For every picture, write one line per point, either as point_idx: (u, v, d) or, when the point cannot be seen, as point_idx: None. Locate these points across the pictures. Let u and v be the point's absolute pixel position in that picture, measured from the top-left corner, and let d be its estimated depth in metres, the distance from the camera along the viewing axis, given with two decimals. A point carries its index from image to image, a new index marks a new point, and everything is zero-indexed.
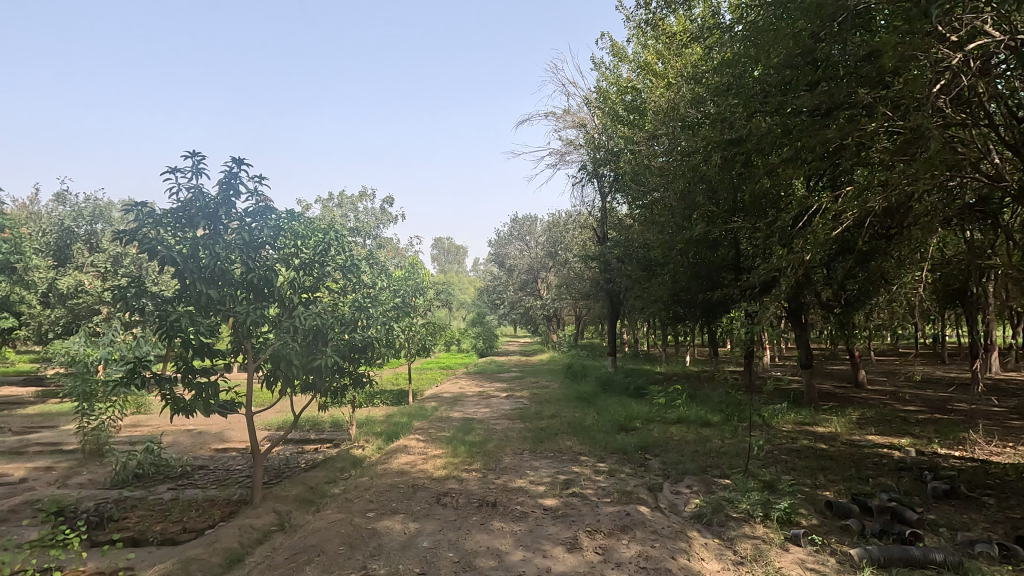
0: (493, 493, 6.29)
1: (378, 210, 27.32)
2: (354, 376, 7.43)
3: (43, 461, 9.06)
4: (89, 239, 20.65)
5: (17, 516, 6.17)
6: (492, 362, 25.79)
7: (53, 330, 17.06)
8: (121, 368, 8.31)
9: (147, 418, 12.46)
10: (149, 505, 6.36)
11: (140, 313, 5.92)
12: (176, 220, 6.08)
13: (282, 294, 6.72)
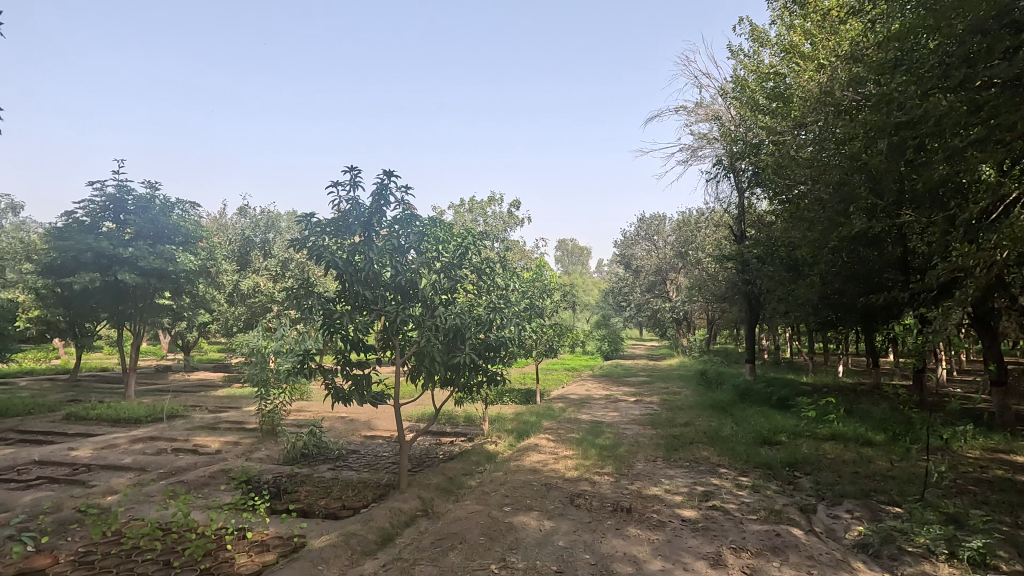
0: (627, 499, 6.17)
1: (505, 214, 28.19)
2: (490, 374, 7.61)
3: (232, 436, 10.64)
4: (264, 247, 23.92)
5: (215, 481, 7.32)
6: (618, 366, 25.35)
7: (237, 325, 20.07)
8: (291, 359, 9.48)
9: (310, 405, 14.07)
10: (315, 481, 7.18)
11: (309, 311, 6.75)
12: (337, 229, 6.83)
13: (425, 295, 7.19)
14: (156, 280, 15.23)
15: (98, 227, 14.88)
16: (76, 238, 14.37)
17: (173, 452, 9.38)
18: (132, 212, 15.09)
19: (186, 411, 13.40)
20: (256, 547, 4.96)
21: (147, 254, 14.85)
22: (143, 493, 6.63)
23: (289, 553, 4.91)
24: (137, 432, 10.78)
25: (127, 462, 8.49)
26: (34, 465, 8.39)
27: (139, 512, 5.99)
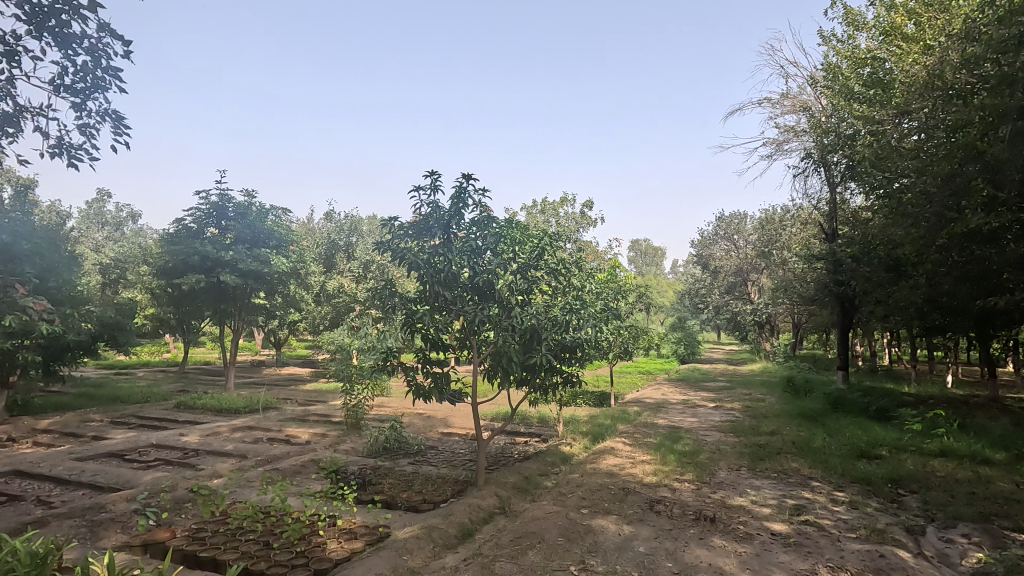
0: (710, 507, 5.94)
1: (578, 214, 28.00)
2: (565, 375, 7.58)
3: (320, 428, 11.28)
4: (347, 250, 25.19)
5: (307, 469, 7.80)
6: (695, 370, 24.46)
7: (323, 323, 21.31)
8: (374, 357, 9.92)
9: (390, 401, 14.65)
10: (397, 474, 7.47)
11: (392, 311, 7.01)
12: (418, 231, 7.06)
13: (502, 296, 7.27)
14: (253, 281, 16.44)
15: (203, 233, 16.27)
16: (185, 243, 15.81)
17: (269, 441, 10.08)
18: (232, 218, 16.39)
19: (279, 404, 14.36)
20: (346, 534, 5.22)
21: (245, 257, 16.06)
22: (244, 477, 7.17)
23: (375, 541, 5.13)
24: (237, 422, 11.69)
25: (229, 448, 9.22)
26: (153, 448, 9.30)
27: (241, 495, 6.49)
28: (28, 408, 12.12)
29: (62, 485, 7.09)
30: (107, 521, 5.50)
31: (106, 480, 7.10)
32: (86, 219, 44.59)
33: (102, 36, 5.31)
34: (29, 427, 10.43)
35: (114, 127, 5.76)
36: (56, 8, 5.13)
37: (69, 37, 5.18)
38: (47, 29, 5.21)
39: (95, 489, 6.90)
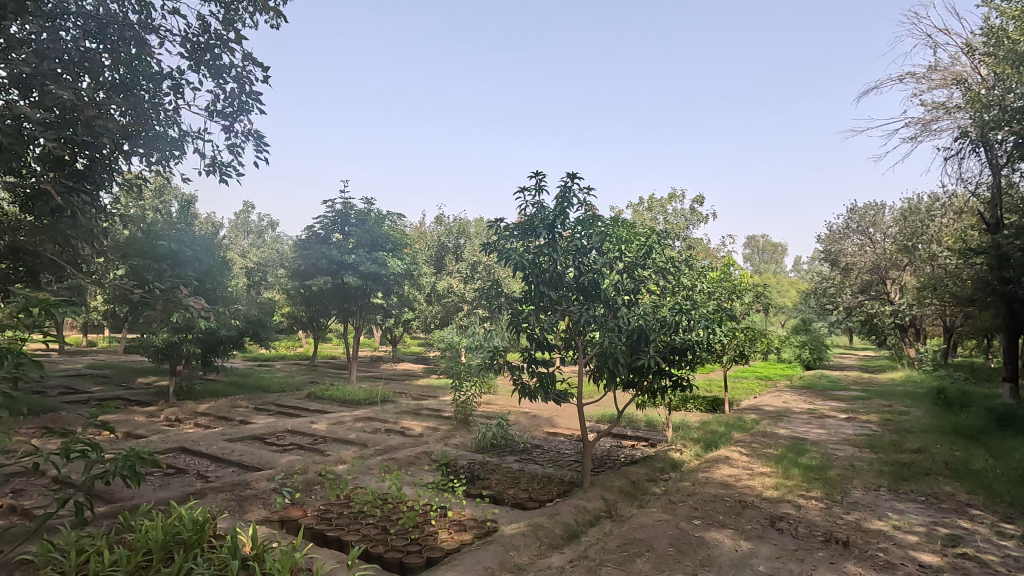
0: (842, 530, 5.39)
1: (687, 210, 26.78)
2: (675, 379, 7.25)
3: (432, 422, 11.82)
4: (456, 252, 26.14)
5: (420, 461, 8.20)
6: (823, 377, 22.33)
7: (434, 322, 22.32)
8: (482, 355, 10.20)
9: (497, 399, 14.99)
10: (504, 471, 7.61)
11: (498, 310, 7.14)
12: (523, 232, 7.16)
13: (608, 296, 7.13)
14: (372, 282, 17.67)
15: (329, 238, 17.76)
16: (314, 248, 17.36)
17: (386, 432, 10.75)
18: (354, 224, 17.75)
19: (395, 397, 15.27)
20: (455, 526, 5.40)
21: (365, 261, 17.31)
22: (365, 465, 7.71)
23: (483, 535, 5.26)
24: (359, 413, 12.60)
25: (352, 437, 9.97)
26: (288, 433, 10.30)
27: (362, 482, 6.97)
28: (191, 393, 13.99)
29: (216, 462, 8.09)
30: (251, 497, 6.17)
31: (250, 460, 7.98)
32: (236, 228, 50.56)
33: (247, 65, 6.05)
34: (192, 409, 12.03)
35: (255, 144, 6.53)
36: (212, 43, 5.93)
37: (221, 67, 5.94)
38: (204, 63, 6.04)
39: (242, 467, 7.78)
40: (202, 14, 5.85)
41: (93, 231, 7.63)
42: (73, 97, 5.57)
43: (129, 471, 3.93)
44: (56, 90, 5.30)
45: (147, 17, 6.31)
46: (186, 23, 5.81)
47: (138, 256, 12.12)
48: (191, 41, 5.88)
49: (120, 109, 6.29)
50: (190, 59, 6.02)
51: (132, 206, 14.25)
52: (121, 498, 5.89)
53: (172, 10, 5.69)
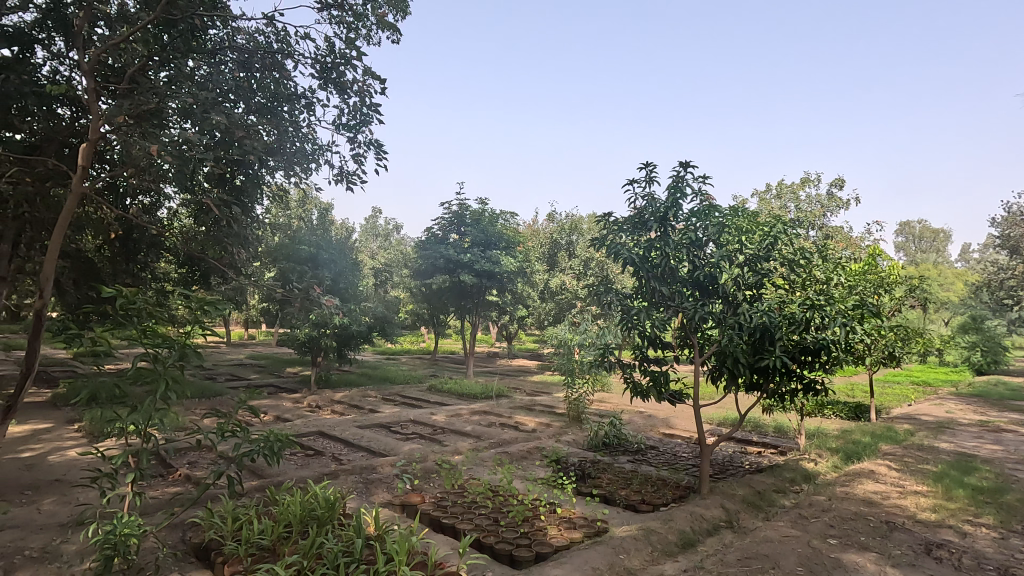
0: (1021, 566, 4.55)
1: (823, 196, 24.27)
2: (805, 382, 6.56)
3: (545, 418, 11.91)
4: (569, 248, 26.01)
5: (532, 456, 8.30)
6: (999, 384, 19.05)
7: (548, 318, 22.41)
8: (593, 353, 10.07)
9: (610, 397, 14.72)
10: (616, 471, 7.44)
11: (608, 307, 6.98)
12: (634, 226, 6.92)
13: (727, 291, 6.64)
14: (486, 280, 18.23)
15: (447, 238, 18.59)
16: (433, 248, 18.29)
17: (500, 426, 11.03)
18: (469, 225, 18.43)
19: (509, 392, 15.62)
20: (564, 523, 5.37)
21: (480, 259, 17.92)
22: (479, 457, 7.97)
23: (592, 534, 5.17)
24: (475, 406, 13.06)
25: (468, 429, 10.35)
26: (410, 423, 10.96)
27: (476, 472, 7.22)
28: (329, 382, 15.44)
29: (348, 447, 8.84)
30: (376, 480, 6.65)
31: (377, 446, 8.61)
32: (366, 232, 54.93)
33: (367, 79, 6.49)
34: (329, 397, 13.28)
35: (375, 152, 7.05)
36: (337, 61, 6.47)
37: (345, 83, 6.47)
38: (331, 81, 6.59)
39: (369, 452, 8.42)
40: (329, 36, 6.41)
41: (247, 237, 8.72)
42: (228, 121, 6.39)
43: (269, 450, 4.40)
44: (214, 116, 6.11)
45: (285, 44, 7.05)
46: (315, 46, 6.40)
47: (284, 259, 13.62)
48: (320, 61, 6.47)
49: (266, 128, 7.11)
50: (319, 78, 6.62)
51: (279, 215, 16.04)
52: (269, 474, 6.66)
53: (304, 36, 6.29)
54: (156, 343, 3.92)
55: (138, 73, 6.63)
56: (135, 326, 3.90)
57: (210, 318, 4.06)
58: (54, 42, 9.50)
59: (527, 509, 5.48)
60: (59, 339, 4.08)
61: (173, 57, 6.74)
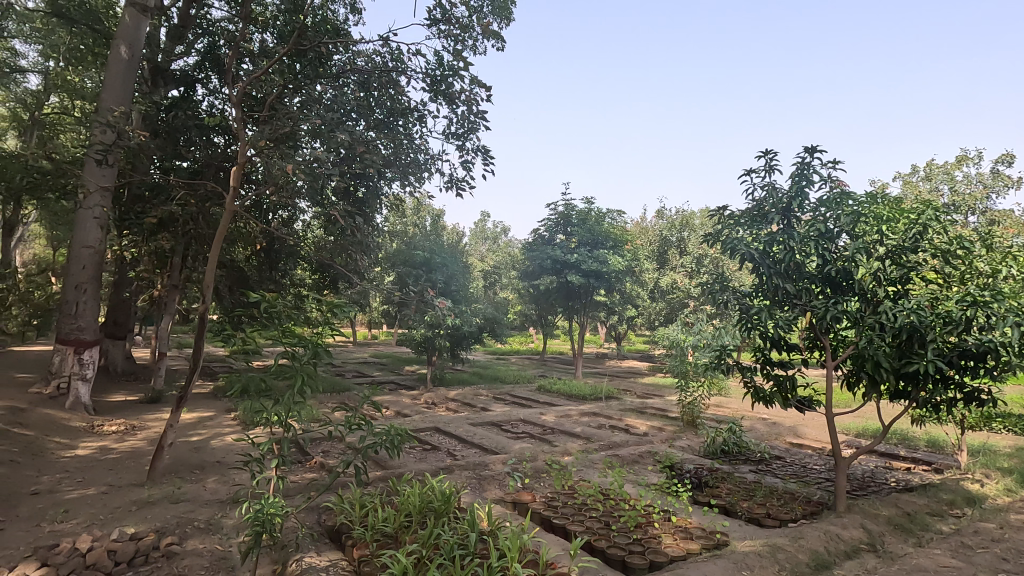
0: None
1: (986, 175, 21.02)
2: (966, 390, 5.68)
3: (658, 421, 11.49)
4: (680, 245, 24.94)
5: (644, 461, 8.06)
6: None
7: (659, 318, 21.59)
8: (709, 354, 9.54)
9: (729, 402, 13.88)
10: (736, 481, 6.97)
11: (724, 306, 6.56)
12: (752, 220, 6.47)
13: (864, 287, 5.97)
14: (594, 279, 18.02)
15: (553, 239, 18.64)
16: (540, 249, 18.43)
17: (611, 428, 10.83)
18: (576, 225, 18.34)
19: (619, 394, 15.31)
20: (680, 532, 5.13)
21: (587, 258, 17.76)
22: (589, 459, 7.88)
23: (711, 547, 4.89)
24: (585, 407, 12.97)
25: (578, 431, 10.28)
26: (520, 422, 11.12)
27: (586, 474, 7.15)
28: (443, 380, 16.17)
29: (462, 443, 9.18)
30: (488, 477, 6.84)
31: (489, 444, 8.84)
32: (475, 236, 56.82)
33: (474, 88, 6.73)
34: (444, 395, 13.88)
35: (483, 158, 7.29)
36: (446, 73, 6.78)
37: (454, 93, 6.75)
38: (441, 92, 6.91)
39: (482, 449, 8.68)
40: (438, 50, 6.73)
41: (368, 244, 9.40)
42: (351, 138, 6.94)
43: (391, 443, 4.68)
44: (338, 134, 6.66)
45: (399, 62, 7.52)
46: (426, 61, 6.75)
47: (401, 264, 14.48)
48: (431, 75, 6.81)
49: (383, 143, 7.63)
50: (430, 91, 6.98)
51: (397, 223, 17.09)
52: (391, 465, 7.10)
53: (416, 52, 6.66)
54: (294, 341, 4.32)
55: (276, 100, 7.41)
56: (277, 327, 4.34)
57: (337, 319, 4.39)
58: (211, 80, 10.93)
59: (638, 516, 5.30)
60: (217, 339, 4.66)
61: (304, 84, 7.46)
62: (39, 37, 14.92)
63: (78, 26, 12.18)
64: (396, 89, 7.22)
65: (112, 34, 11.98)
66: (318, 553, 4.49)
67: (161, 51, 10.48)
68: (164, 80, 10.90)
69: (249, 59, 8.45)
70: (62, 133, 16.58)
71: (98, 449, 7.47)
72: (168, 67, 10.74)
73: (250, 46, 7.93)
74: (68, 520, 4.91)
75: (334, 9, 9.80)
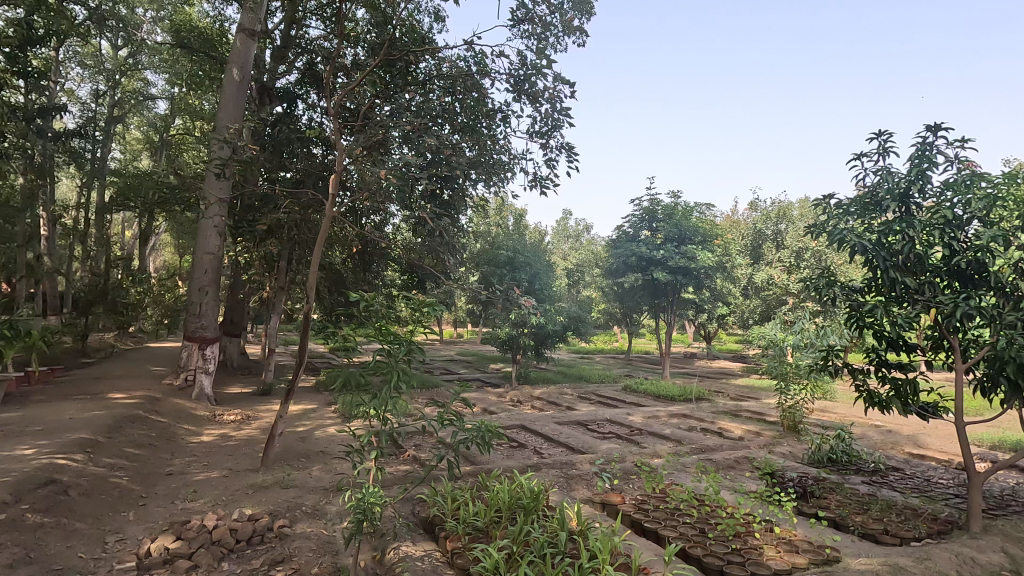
0: None
1: None
2: None
3: (755, 425, 10.86)
4: (776, 238, 23.39)
5: (740, 466, 7.65)
6: None
7: (753, 317, 20.28)
8: (813, 355, 8.85)
9: (835, 406, 12.85)
10: (847, 492, 6.41)
11: (831, 303, 5.99)
12: (863, 208, 5.90)
13: (1001, 279, 5.26)
14: (682, 276, 17.36)
15: (638, 235, 18.15)
16: (624, 246, 18.02)
17: (703, 431, 10.37)
18: (662, 220, 17.75)
19: (711, 395, 14.64)
20: (784, 545, 4.79)
21: (674, 255, 17.13)
22: (681, 462, 7.60)
23: (821, 562, 4.52)
24: (674, 409, 12.52)
25: (668, 432, 9.94)
26: (607, 422, 10.94)
27: (678, 478, 6.88)
28: (528, 379, 16.27)
29: (548, 441, 9.18)
30: (576, 476, 6.79)
31: (575, 444, 8.78)
32: (558, 234, 56.61)
33: (557, 85, 6.71)
34: (528, 393, 13.96)
35: (567, 155, 7.25)
36: (529, 73, 6.79)
37: (537, 91, 6.75)
38: (525, 92, 6.94)
39: (569, 448, 8.62)
40: (521, 50, 6.76)
41: (454, 245, 9.64)
42: (438, 141, 7.15)
43: (482, 439, 4.72)
44: (426, 139, 6.88)
45: (482, 65, 7.64)
46: (509, 62, 6.81)
47: (486, 264, 14.74)
48: (514, 75, 6.86)
49: (468, 145, 7.79)
50: (514, 91, 7.03)
51: (480, 223, 17.38)
52: (480, 461, 7.26)
53: (500, 54, 6.72)
54: (389, 339, 4.50)
55: (368, 110, 7.79)
56: (373, 325, 4.54)
57: (428, 318, 4.52)
58: (309, 95, 11.74)
59: (736, 524, 5.03)
60: (320, 336, 4.95)
61: (393, 92, 7.77)
62: (166, 66, 16.74)
63: (197, 54, 13.54)
64: (480, 91, 7.35)
65: (226, 59, 13.19)
66: (414, 543, 4.66)
67: (267, 71, 11.38)
68: (269, 98, 11.82)
69: (344, 72, 8.95)
70: (185, 151, 18.50)
71: (220, 436, 8.25)
72: (273, 86, 11.64)
73: (344, 60, 8.40)
74: (196, 500, 5.45)
75: (419, 18, 10.18)
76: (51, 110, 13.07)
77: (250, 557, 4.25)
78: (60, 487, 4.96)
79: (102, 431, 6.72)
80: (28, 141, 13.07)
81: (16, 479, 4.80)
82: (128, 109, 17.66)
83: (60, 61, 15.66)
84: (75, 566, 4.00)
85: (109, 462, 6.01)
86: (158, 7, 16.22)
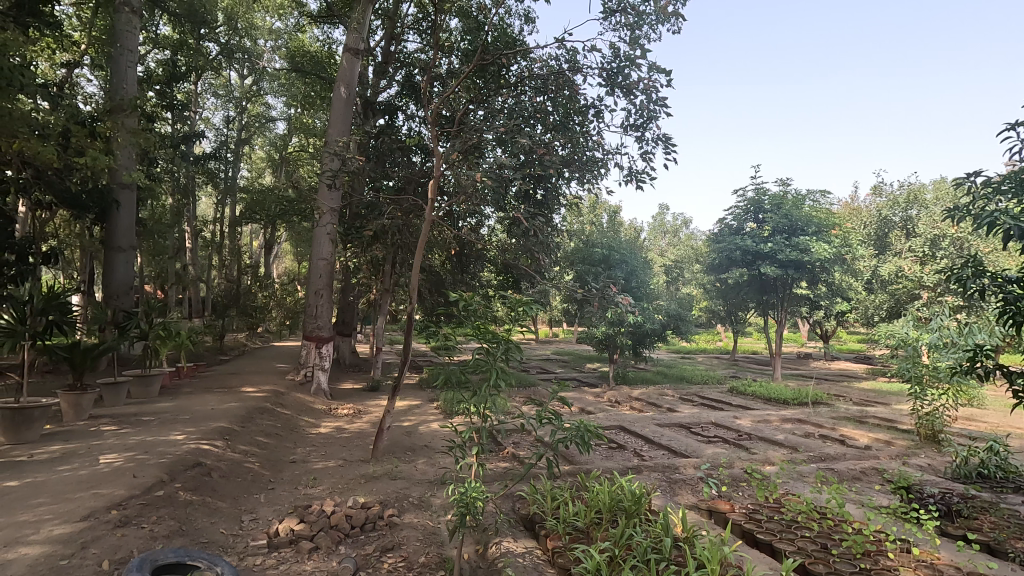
0: None
1: None
2: None
3: (884, 434, 9.79)
4: (906, 225, 21.03)
5: (868, 478, 6.94)
6: None
7: (879, 313, 18.38)
8: (957, 356, 7.79)
9: (985, 415, 11.27)
10: (1005, 515, 5.57)
11: (979, 296, 5.23)
12: (1021, 185, 5.10)
13: None
14: (793, 270, 16.08)
15: (743, 228, 17.10)
16: (727, 240, 17.09)
17: (822, 438, 9.53)
18: (770, 211, 16.60)
19: (831, 399, 13.45)
20: (925, 568, 4.25)
21: (784, 248, 15.88)
22: (797, 470, 7.06)
23: None
24: (788, 413, 11.64)
25: (781, 438, 9.26)
26: (712, 425, 10.43)
27: (794, 488, 6.40)
28: (627, 379, 15.90)
29: (649, 443, 8.91)
30: (680, 481, 6.52)
31: (678, 447, 8.45)
32: (656, 229, 54.57)
33: (653, 75, 6.46)
34: (628, 394, 13.62)
35: (664, 146, 6.99)
36: (622, 65, 6.62)
37: (632, 83, 6.56)
38: (618, 84, 6.76)
39: (671, 451, 8.32)
40: (614, 43, 6.58)
41: (548, 243, 9.66)
42: (531, 142, 7.18)
43: (581, 439, 4.53)
44: (519, 139, 6.92)
45: (574, 62, 7.53)
46: (601, 56, 6.66)
47: (580, 262, 14.65)
48: (606, 69, 6.72)
49: (560, 144, 7.78)
50: (607, 85, 6.88)
51: (574, 222, 17.22)
52: (579, 461, 7.23)
53: (591, 49, 6.60)
54: (488, 338, 4.47)
55: (462, 115, 8.00)
56: (471, 325, 4.60)
57: (525, 317, 4.50)
58: (408, 106, 12.33)
59: (866, 542, 4.53)
60: (423, 335, 5.13)
61: (485, 97, 7.87)
62: (283, 89, 18.32)
63: (310, 76, 14.74)
64: (573, 89, 7.28)
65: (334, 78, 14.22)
66: (514, 539, 4.71)
67: (370, 87, 12.14)
68: (373, 112, 12.56)
69: (439, 82, 9.30)
70: (302, 166, 20.19)
71: (335, 428, 8.89)
72: (375, 101, 12.40)
73: (439, 70, 8.76)
74: (316, 487, 5.90)
75: (510, 23, 10.34)
76: (191, 137, 14.83)
77: (364, 543, 4.52)
78: (204, 468, 5.59)
79: (237, 421, 7.49)
80: (175, 165, 14.98)
81: (170, 461, 5.48)
82: (254, 131, 19.58)
83: (198, 93, 17.78)
84: (218, 541, 4.48)
85: (243, 448, 6.69)
86: (276, 37, 17.90)
